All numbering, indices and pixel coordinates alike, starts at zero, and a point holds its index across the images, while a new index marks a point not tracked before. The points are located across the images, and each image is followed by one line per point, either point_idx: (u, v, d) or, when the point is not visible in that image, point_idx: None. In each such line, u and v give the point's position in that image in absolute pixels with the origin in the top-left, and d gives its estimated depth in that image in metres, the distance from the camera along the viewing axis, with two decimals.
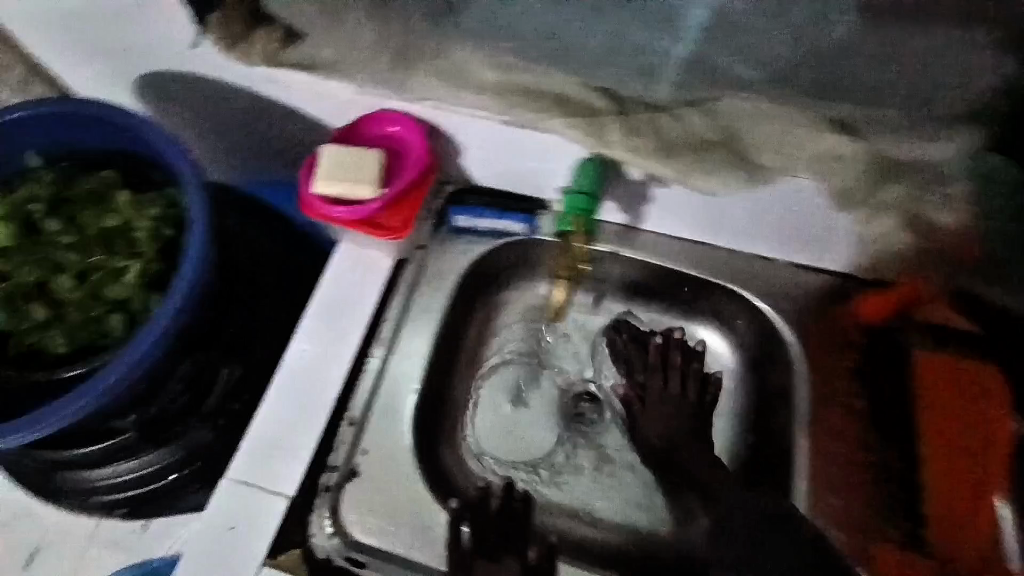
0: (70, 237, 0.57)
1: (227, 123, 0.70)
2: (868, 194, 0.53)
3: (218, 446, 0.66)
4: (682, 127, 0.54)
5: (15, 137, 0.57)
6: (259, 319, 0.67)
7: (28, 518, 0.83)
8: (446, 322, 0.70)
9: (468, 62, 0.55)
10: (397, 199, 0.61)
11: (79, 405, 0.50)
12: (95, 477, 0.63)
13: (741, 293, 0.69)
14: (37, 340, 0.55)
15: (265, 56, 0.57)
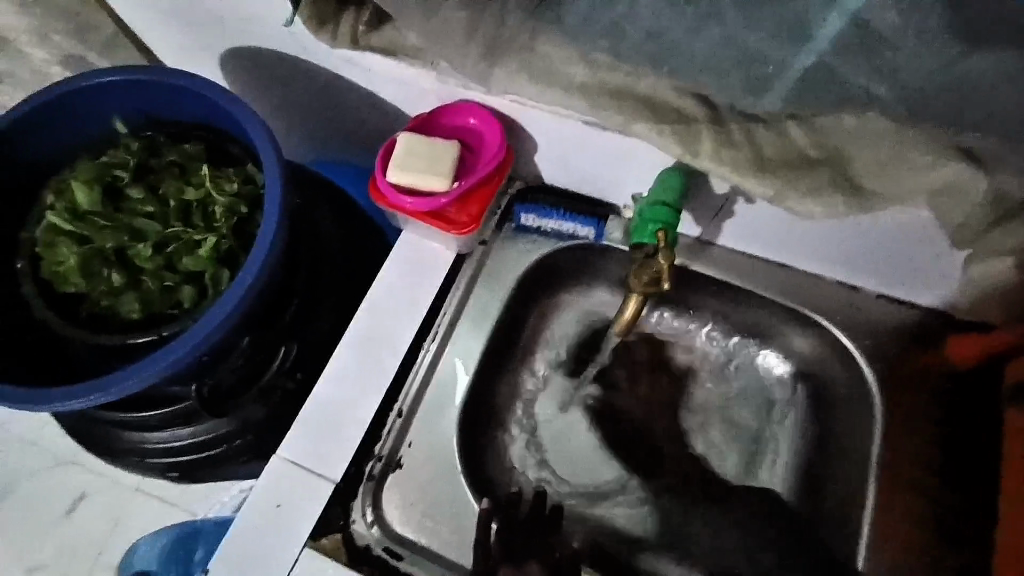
0: (150, 207, 0.58)
1: (313, 96, 0.74)
2: (986, 231, 0.48)
3: (267, 423, 0.66)
4: (781, 143, 0.50)
5: (106, 101, 0.59)
6: (319, 301, 0.67)
7: (78, 467, 0.87)
8: (502, 321, 0.68)
9: (556, 56, 0.53)
10: (465, 194, 0.61)
11: (148, 373, 0.51)
12: (149, 442, 0.65)
13: (818, 321, 0.65)
14: (110, 304, 0.56)
15: (353, 37, 0.59)
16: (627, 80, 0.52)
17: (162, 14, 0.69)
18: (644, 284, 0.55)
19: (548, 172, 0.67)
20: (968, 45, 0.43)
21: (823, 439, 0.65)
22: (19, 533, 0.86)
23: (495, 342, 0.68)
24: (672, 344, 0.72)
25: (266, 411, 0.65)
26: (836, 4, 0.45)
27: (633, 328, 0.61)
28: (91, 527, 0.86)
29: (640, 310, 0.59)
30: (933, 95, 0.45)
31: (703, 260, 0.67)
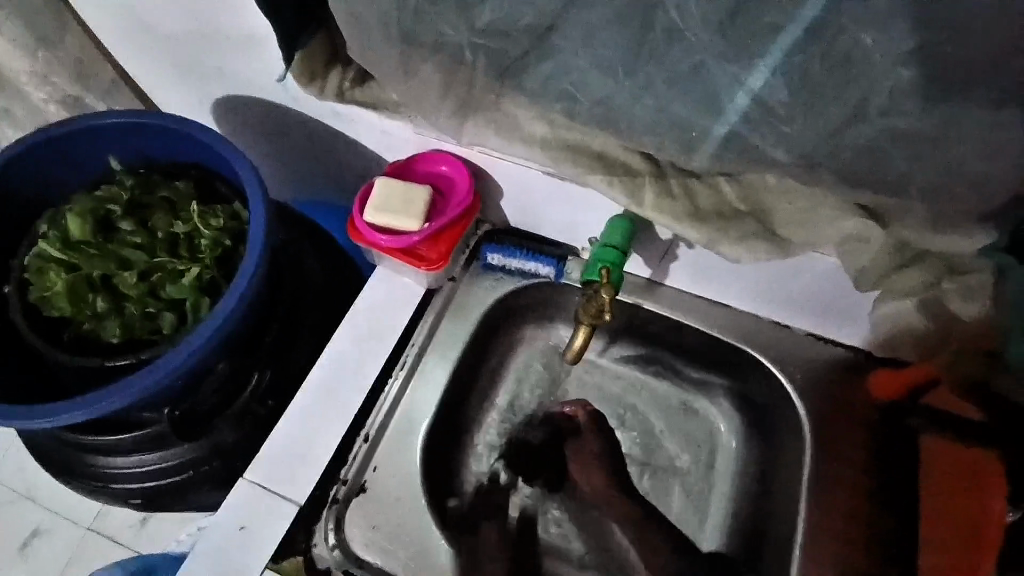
0: (138, 238, 0.61)
1: (299, 142, 0.80)
2: (888, 275, 0.55)
3: (236, 449, 0.68)
4: (712, 196, 0.58)
5: (105, 140, 0.64)
6: (295, 331, 0.70)
7: (35, 502, 0.86)
8: (468, 353, 0.72)
9: (520, 115, 0.59)
10: (436, 233, 0.66)
11: (126, 394, 0.54)
12: (118, 467, 0.66)
13: (757, 356, 0.71)
14: (93, 328, 0.59)
15: (339, 91, 0.66)
16: (580, 136, 0.59)
17: (166, 64, 0.76)
18: (590, 314, 0.61)
19: (513, 216, 0.73)
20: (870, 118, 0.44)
21: (766, 467, 0.70)
22: None
23: (461, 374, 0.72)
24: (627, 376, 0.78)
25: (236, 438, 0.67)
26: (742, 84, 0.46)
27: (583, 355, 0.65)
28: (44, 564, 0.84)
29: (588, 341, 0.64)
30: (835, 160, 0.48)
31: (653, 299, 0.73)
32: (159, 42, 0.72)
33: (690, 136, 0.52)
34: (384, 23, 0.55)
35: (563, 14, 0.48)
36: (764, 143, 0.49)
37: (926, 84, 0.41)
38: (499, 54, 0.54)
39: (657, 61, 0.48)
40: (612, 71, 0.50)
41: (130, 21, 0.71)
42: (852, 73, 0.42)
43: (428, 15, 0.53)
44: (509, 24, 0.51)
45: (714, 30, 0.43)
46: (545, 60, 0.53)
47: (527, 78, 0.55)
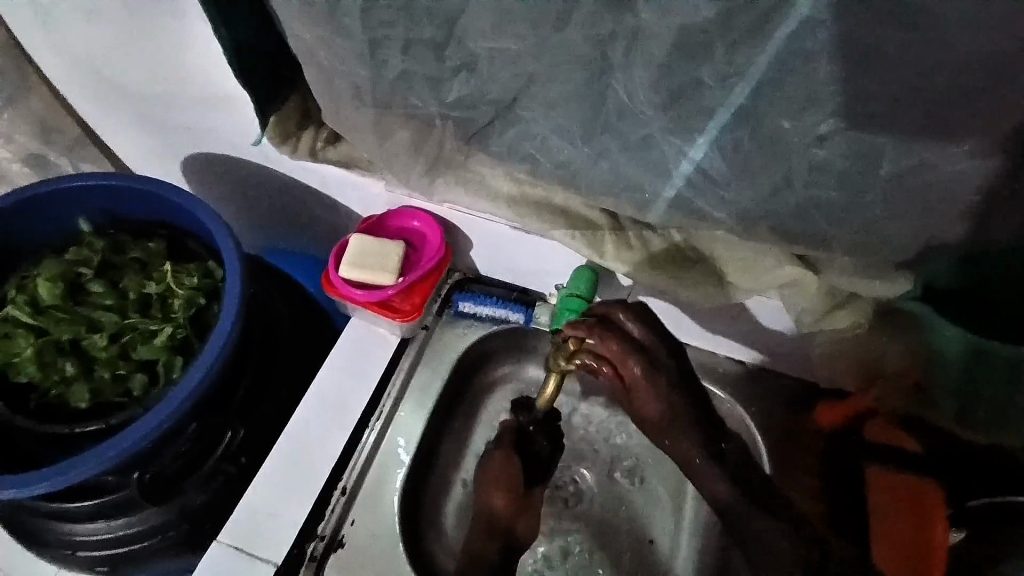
0: (109, 299, 0.61)
1: (271, 196, 0.82)
2: (825, 316, 0.62)
3: (208, 509, 0.67)
4: (667, 247, 0.63)
5: (75, 203, 0.64)
6: (267, 385, 0.70)
7: None
8: (442, 400, 0.74)
9: (488, 177, 0.64)
10: (411, 285, 0.68)
11: (98, 460, 0.53)
12: (85, 532, 0.64)
13: (716, 392, 0.76)
14: (61, 393, 0.58)
15: (312, 150, 0.69)
16: (544, 194, 0.63)
17: (137, 122, 0.78)
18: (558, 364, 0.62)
19: (482, 265, 0.77)
20: (795, 185, 0.50)
21: None
22: None
23: (434, 421, 0.73)
24: (596, 416, 0.81)
25: (206, 498, 0.66)
26: (685, 153, 0.51)
27: (555, 402, 0.67)
28: None
29: (559, 387, 0.66)
30: (770, 219, 0.54)
31: None
32: (132, 104, 0.74)
33: (644, 196, 0.57)
34: (358, 95, 0.59)
35: (525, 92, 0.52)
36: (709, 204, 0.55)
37: (845, 155, 0.46)
38: (467, 121, 0.57)
39: (612, 132, 0.52)
40: (571, 140, 0.55)
41: (102, 85, 0.73)
42: (783, 148, 0.48)
43: (399, 90, 0.56)
44: (475, 98, 0.54)
45: (661, 110, 0.48)
46: (508, 128, 0.57)
47: (493, 143, 0.59)
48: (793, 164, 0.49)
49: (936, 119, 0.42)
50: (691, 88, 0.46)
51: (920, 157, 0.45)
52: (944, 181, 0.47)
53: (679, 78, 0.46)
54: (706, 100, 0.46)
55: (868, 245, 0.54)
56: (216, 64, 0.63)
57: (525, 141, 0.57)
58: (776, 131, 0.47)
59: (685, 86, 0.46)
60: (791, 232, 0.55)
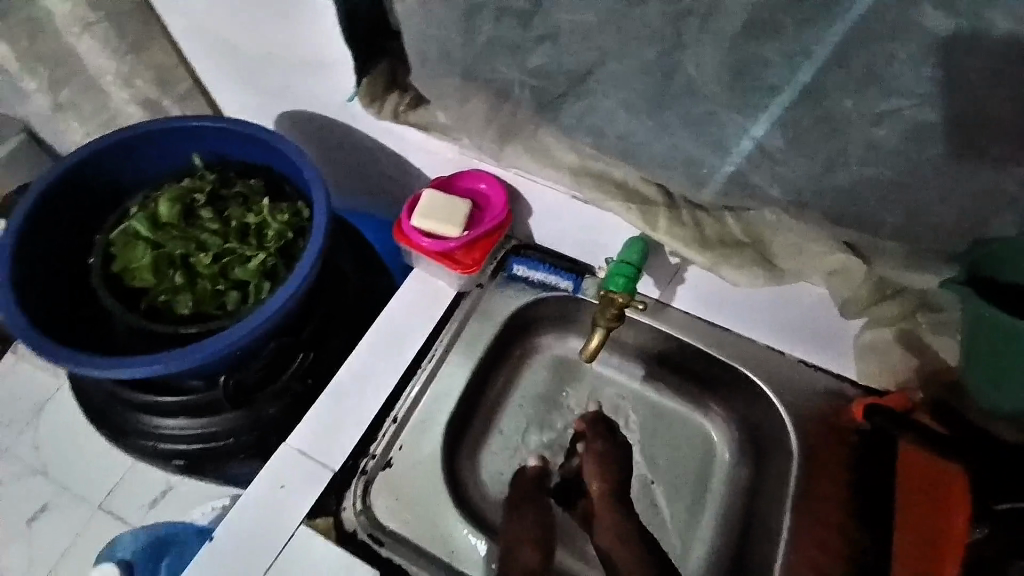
0: (215, 225, 0.70)
1: (351, 155, 0.90)
2: (871, 307, 0.63)
3: (276, 422, 0.75)
4: (719, 227, 0.66)
5: (193, 139, 0.73)
6: (336, 321, 0.78)
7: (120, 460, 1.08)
8: (489, 352, 0.80)
9: (553, 147, 0.69)
10: (472, 241, 0.74)
11: (197, 356, 0.61)
12: (169, 427, 0.73)
13: (753, 378, 0.77)
14: (167, 300, 0.67)
15: (394, 112, 0.76)
16: (605, 166, 0.67)
17: (241, 78, 0.87)
18: (607, 320, 0.69)
19: (538, 233, 0.82)
20: (846, 165, 0.54)
21: (760, 483, 0.77)
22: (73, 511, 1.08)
23: (481, 372, 0.79)
24: (631, 390, 0.86)
25: (276, 411, 0.74)
26: (746, 131, 0.56)
27: (597, 356, 0.72)
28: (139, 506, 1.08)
29: (603, 342, 0.71)
30: (821, 196, 0.58)
31: (661, 318, 0.81)
32: (240, 60, 0.83)
33: (701, 171, 0.62)
34: (449, 61, 0.65)
35: (601, 64, 0.57)
36: (764, 180, 0.59)
37: (899, 132, 0.50)
38: (542, 91, 0.63)
39: (677, 107, 0.57)
40: (637, 113, 0.60)
41: (215, 39, 0.82)
42: (841, 127, 0.51)
43: (485, 57, 0.63)
44: (553, 68, 0.60)
45: (727, 87, 0.53)
46: (579, 98, 0.62)
47: (562, 114, 0.65)
48: (846, 143, 0.53)
49: (986, 104, 0.46)
50: (758, 66, 0.50)
51: (971, 141, 0.49)
52: (994, 167, 0.50)
53: (747, 56, 0.50)
54: (771, 78, 0.50)
55: (910, 228, 0.58)
56: (321, 29, 0.70)
57: (594, 113, 0.63)
58: (835, 111, 0.51)
59: (751, 65, 0.50)
60: (838, 212, 0.59)
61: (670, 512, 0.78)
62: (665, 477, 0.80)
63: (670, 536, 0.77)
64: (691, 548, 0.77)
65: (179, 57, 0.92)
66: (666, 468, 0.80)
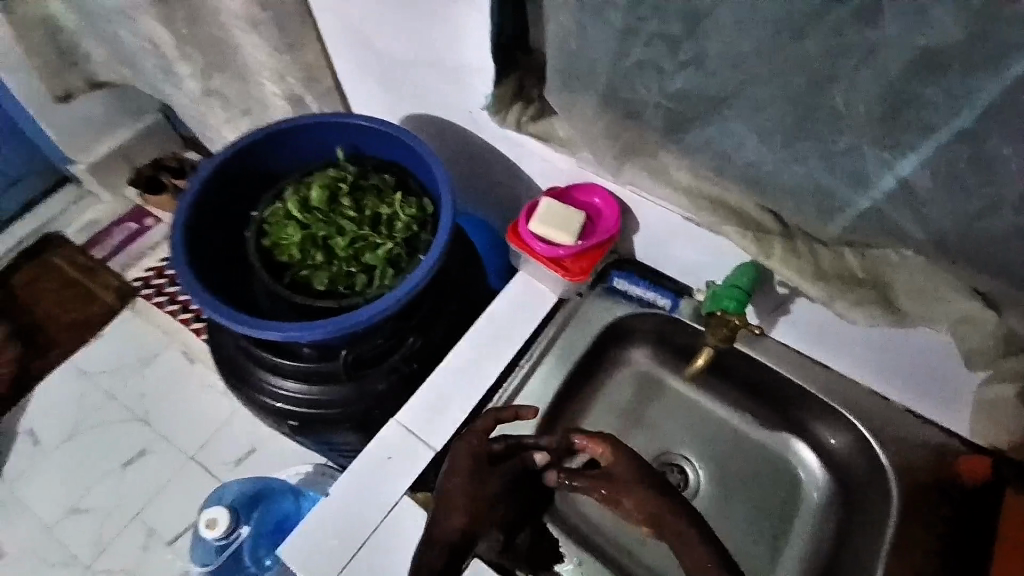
0: (353, 212, 0.77)
1: (470, 160, 0.97)
2: (994, 363, 0.60)
3: (382, 397, 0.81)
4: (836, 260, 0.65)
5: (342, 133, 0.81)
6: (444, 311, 0.84)
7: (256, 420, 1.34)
8: (582, 360, 0.83)
9: (673, 165, 0.70)
10: (583, 251, 0.77)
11: (331, 327, 0.67)
12: (288, 388, 0.80)
13: (858, 425, 0.75)
14: (308, 275, 0.74)
15: (516, 123, 0.80)
16: (722, 192, 0.69)
17: (381, 81, 0.95)
18: (718, 338, 0.72)
19: (641, 250, 0.85)
20: (996, 212, 0.54)
21: (848, 525, 0.75)
22: (208, 460, 1.30)
23: (571, 378, 0.82)
24: (715, 416, 0.86)
25: (384, 386, 0.80)
26: (891, 169, 0.56)
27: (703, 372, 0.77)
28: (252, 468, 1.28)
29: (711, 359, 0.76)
30: (958, 242, 0.58)
31: (757, 347, 0.80)
32: (383, 65, 0.91)
33: (833, 204, 0.63)
34: (588, 80, 0.70)
35: (744, 90, 0.59)
36: (904, 220, 0.59)
37: None
38: (675, 113, 0.66)
39: (816, 139, 0.58)
40: (772, 142, 0.61)
41: (364, 49, 0.91)
42: (996, 174, 0.51)
43: (625, 77, 0.66)
44: (693, 92, 0.63)
45: (875, 123, 0.54)
46: (712, 123, 0.64)
47: (691, 136, 0.67)
48: (999, 189, 0.52)
49: None
50: (911, 107, 0.51)
51: None
52: None
53: (904, 95, 0.51)
54: (924, 119, 0.51)
55: None
56: (468, 41, 0.75)
57: (724, 137, 0.65)
58: (994, 157, 0.51)
59: (908, 103, 0.51)
60: (972, 259, 0.59)
61: (748, 542, 0.77)
62: (743, 506, 0.79)
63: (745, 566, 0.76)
64: None
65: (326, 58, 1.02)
66: (745, 498, 0.80)
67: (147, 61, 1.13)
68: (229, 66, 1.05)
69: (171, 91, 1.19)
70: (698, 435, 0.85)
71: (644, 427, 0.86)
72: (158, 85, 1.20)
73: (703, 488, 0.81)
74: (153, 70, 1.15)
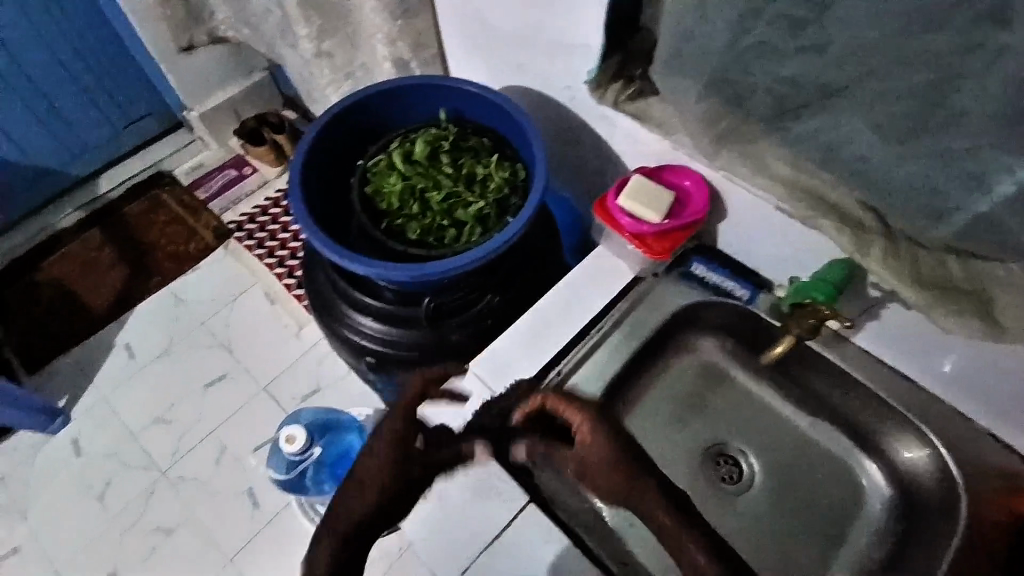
0: (451, 171, 0.82)
1: (561, 136, 0.99)
2: None
3: (455, 348, 0.86)
4: (938, 268, 0.63)
5: (447, 95, 0.85)
6: (522, 276, 0.87)
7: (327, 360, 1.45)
8: (650, 338, 0.83)
9: (773, 155, 0.70)
10: (667, 231, 0.78)
11: (420, 272, 0.72)
12: (370, 327, 0.86)
13: (936, 442, 0.73)
14: (402, 223, 0.80)
15: (614, 100, 0.81)
16: (819, 185, 0.68)
17: (484, 50, 0.99)
18: (801, 328, 0.73)
19: (726, 241, 0.85)
20: None
21: (908, 541, 0.74)
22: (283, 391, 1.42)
23: (637, 357, 0.82)
24: (779, 415, 0.85)
25: (457, 338, 0.85)
26: (1012, 172, 0.53)
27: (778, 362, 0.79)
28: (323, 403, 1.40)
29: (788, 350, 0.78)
30: None
31: (834, 350, 0.78)
32: (489, 35, 0.95)
33: (945, 205, 0.59)
34: (693, 63, 0.70)
35: (862, 80, 0.58)
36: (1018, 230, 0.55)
37: None
38: (783, 100, 0.65)
39: (933, 137, 0.56)
40: (884, 137, 0.60)
41: (472, 19, 0.94)
42: None
43: (733, 61, 0.66)
44: (805, 81, 0.62)
45: (1002, 125, 0.51)
46: (821, 113, 0.63)
47: (795, 126, 0.66)
48: None
49: None
50: None
51: None
52: None
53: None
54: None
55: None
56: (577, 16, 0.77)
57: (832, 130, 0.63)
58: None
59: None
60: None
61: (800, 543, 0.76)
62: (797, 506, 0.78)
63: (791, 567, 0.75)
64: None
65: (434, 25, 1.07)
66: (801, 498, 0.79)
67: (266, 18, 1.22)
68: (344, 27, 1.11)
69: (283, 49, 1.28)
70: (760, 430, 0.84)
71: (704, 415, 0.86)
72: (271, 42, 1.30)
73: (757, 482, 0.80)
74: (270, 27, 1.24)
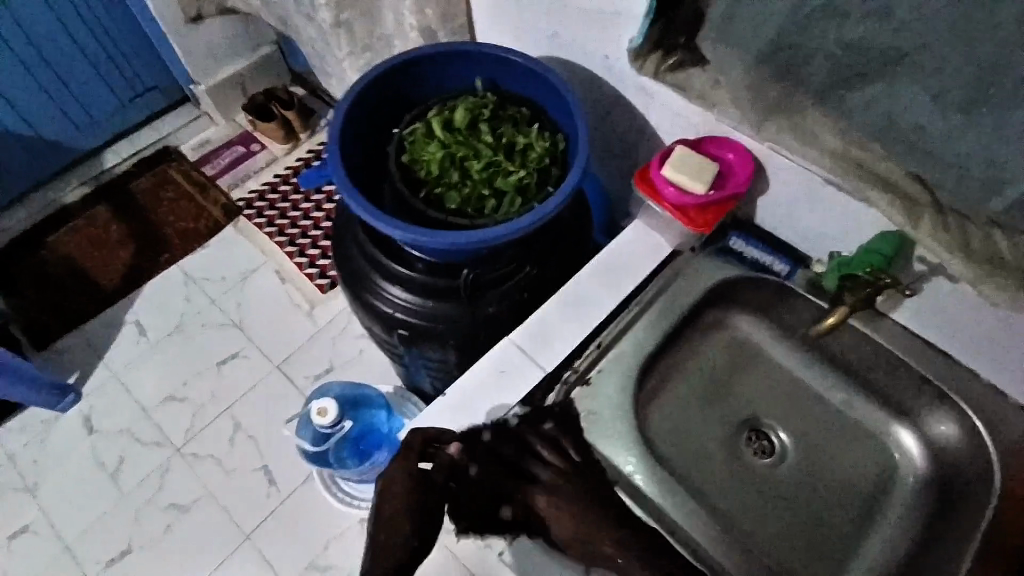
0: (490, 139, 0.81)
1: (594, 109, 0.98)
2: None
3: (492, 320, 0.86)
4: (987, 241, 0.63)
5: (484, 64, 0.84)
6: (558, 249, 0.87)
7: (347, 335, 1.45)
8: (688, 310, 0.82)
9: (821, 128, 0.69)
10: (711, 202, 0.79)
11: (463, 239, 0.71)
12: (404, 300, 0.86)
13: (973, 416, 0.74)
14: (442, 192, 0.79)
15: (655, 70, 0.80)
16: (868, 156, 0.67)
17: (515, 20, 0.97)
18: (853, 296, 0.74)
19: (763, 215, 0.86)
20: None
21: (941, 509, 0.75)
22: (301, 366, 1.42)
23: (674, 328, 0.82)
24: (812, 389, 0.84)
25: (493, 310, 0.85)
26: None
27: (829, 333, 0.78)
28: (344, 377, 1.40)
29: (842, 320, 0.76)
30: None
31: (872, 325, 0.79)
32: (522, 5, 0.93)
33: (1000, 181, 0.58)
34: (740, 32, 0.68)
35: (922, 49, 0.57)
36: None
37: None
38: (839, 69, 0.63)
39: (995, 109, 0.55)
40: (943, 108, 0.58)
41: None
42: None
43: (784, 30, 0.64)
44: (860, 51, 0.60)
45: None
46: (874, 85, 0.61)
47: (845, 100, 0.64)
48: None
49: None
50: None
51: None
52: None
53: None
54: None
55: None
56: None
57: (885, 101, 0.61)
58: None
59: None
60: None
61: (837, 517, 0.76)
62: (833, 480, 0.78)
63: (828, 541, 0.75)
64: (855, 558, 0.74)
65: None
66: (836, 473, 0.79)
67: None
68: None
69: (298, 20, 1.25)
70: (794, 404, 0.84)
71: (738, 388, 0.85)
72: (284, 12, 1.26)
73: (790, 455, 0.80)
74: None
